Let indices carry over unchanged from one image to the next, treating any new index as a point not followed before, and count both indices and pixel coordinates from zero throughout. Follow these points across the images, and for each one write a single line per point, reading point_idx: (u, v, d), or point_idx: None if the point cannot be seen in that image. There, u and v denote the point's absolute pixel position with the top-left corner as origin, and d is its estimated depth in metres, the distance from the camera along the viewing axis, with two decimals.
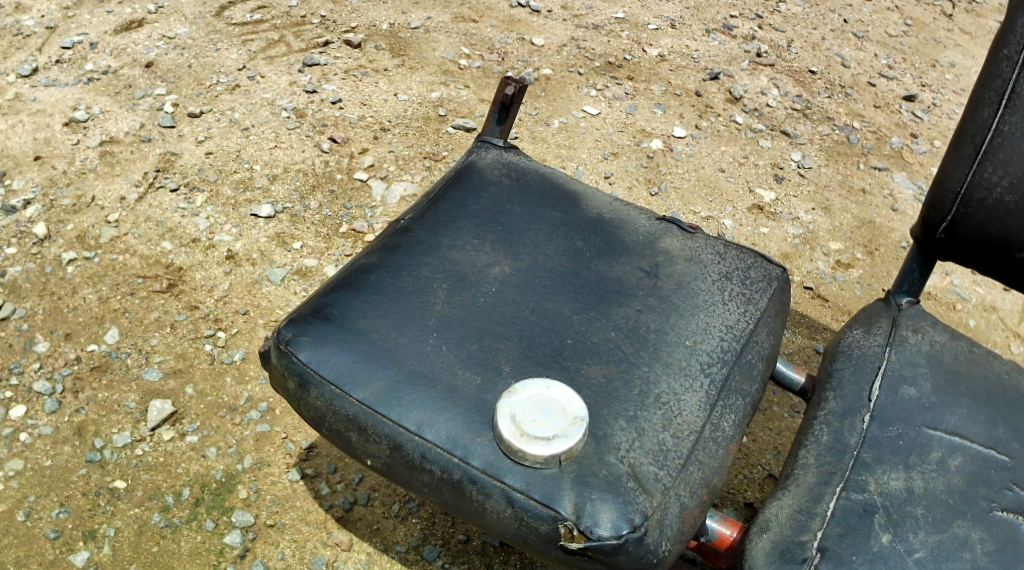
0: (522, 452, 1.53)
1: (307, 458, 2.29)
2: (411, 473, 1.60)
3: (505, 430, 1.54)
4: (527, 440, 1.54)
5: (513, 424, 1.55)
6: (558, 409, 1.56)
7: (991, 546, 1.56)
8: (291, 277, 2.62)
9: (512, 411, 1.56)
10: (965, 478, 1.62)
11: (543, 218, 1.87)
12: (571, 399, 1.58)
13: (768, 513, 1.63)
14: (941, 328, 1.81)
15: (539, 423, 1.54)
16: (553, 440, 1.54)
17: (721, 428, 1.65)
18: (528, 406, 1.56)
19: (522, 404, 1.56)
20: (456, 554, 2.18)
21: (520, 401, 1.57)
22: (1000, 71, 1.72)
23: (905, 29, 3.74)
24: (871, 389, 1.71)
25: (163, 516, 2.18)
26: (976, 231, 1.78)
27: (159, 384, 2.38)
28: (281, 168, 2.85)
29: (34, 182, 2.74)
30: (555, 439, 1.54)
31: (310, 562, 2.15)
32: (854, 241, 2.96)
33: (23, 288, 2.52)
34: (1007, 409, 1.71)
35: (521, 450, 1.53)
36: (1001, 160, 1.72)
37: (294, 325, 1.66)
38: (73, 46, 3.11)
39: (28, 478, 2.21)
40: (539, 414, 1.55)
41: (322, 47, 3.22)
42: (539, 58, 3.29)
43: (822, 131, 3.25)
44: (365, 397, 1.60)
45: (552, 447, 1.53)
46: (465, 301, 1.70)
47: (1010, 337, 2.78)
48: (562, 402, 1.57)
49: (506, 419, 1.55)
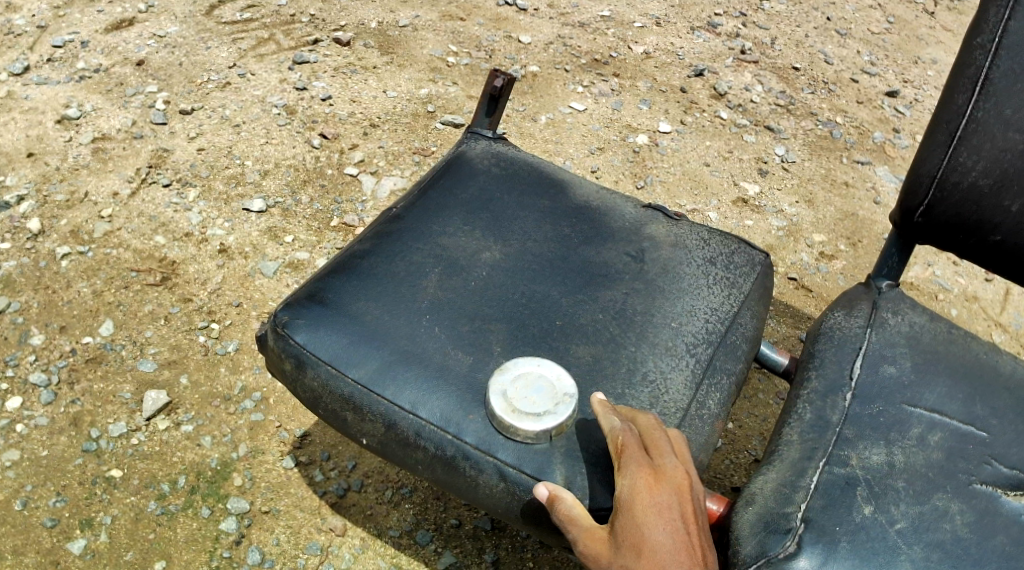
0: (513, 428, 1.58)
1: (301, 446, 2.32)
2: (406, 451, 1.64)
3: (496, 406, 1.59)
4: (518, 416, 1.58)
5: (504, 400, 1.59)
6: (549, 386, 1.60)
7: (970, 517, 1.61)
8: (283, 270, 2.66)
9: (501, 387, 1.60)
10: (943, 452, 1.67)
11: (531, 206, 1.91)
12: (559, 375, 1.62)
13: (754, 487, 1.68)
14: (920, 311, 1.86)
15: (530, 399, 1.59)
16: (545, 416, 1.58)
17: (706, 406, 1.70)
18: (518, 383, 1.60)
19: (511, 380, 1.61)
20: (449, 538, 2.21)
21: (510, 377, 1.61)
22: (974, 59, 1.76)
23: (887, 27, 3.80)
24: (853, 367, 1.76)
25: (160, 504, 2.21)
26: (950, 214, 1.83)
27: (154, 375, 2.41)
28: (272, 164, 2.89)
29: (28, 178, 2.77)
30: (546, 415, 1.58)
31: (305, 547, 2.18)
32: (837, 233, 3.01)
33: (17, 282, 2.55)
34: (985, 386, 1.76)
35: (512, 425, 1.58)
36: (976, 145, 1.77)
37: (290, 308, 1.70)
38: (64, 45, 3.13)
39: (25, 468, 2.24)
40: (529, 391, 1.59)
41: (312, 45, 3.25)
42: (526, 55, 3.34)
43: (806, 126, 3.31)
44: (360, 376, 1.64)
45: (543, 423, 1.58)
46: (456, 285, 1.74)
47: (991, 326, 2.83)
48: (551, 378, 1.61)
49: (496, 395, 1.59)
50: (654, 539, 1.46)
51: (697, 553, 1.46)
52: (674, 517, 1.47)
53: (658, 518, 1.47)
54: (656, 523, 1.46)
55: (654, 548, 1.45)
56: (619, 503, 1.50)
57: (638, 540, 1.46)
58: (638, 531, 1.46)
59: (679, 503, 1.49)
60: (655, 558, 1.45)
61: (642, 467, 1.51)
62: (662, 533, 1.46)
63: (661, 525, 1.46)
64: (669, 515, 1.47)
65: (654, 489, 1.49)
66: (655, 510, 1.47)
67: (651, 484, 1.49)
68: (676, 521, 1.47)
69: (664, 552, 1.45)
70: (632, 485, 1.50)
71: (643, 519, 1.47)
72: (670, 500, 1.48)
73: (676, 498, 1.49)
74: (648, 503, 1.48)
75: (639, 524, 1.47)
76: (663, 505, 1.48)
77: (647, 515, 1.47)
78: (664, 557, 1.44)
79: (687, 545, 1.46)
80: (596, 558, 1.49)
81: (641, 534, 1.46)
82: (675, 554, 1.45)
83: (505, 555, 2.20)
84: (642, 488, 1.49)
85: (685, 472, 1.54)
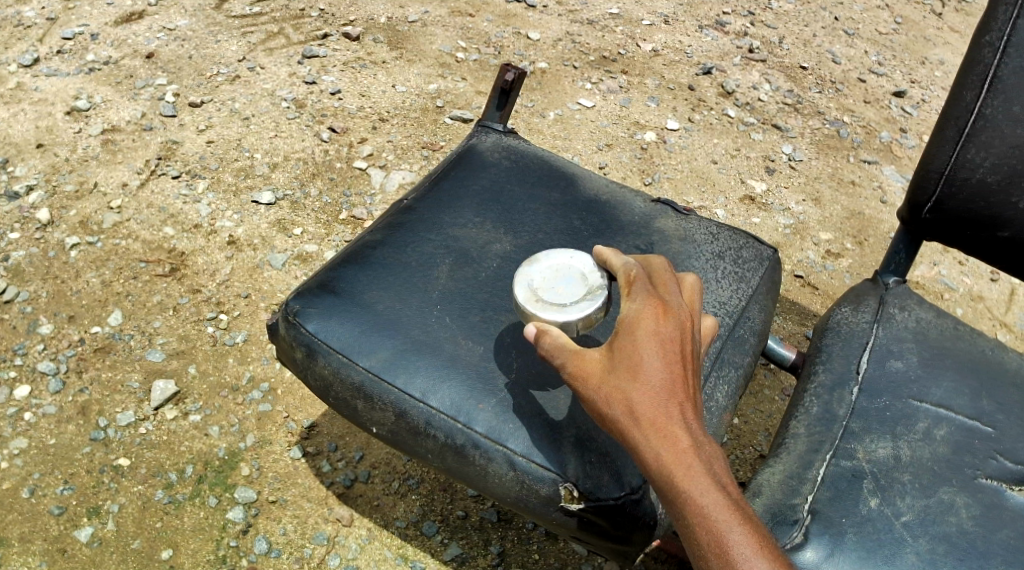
0: (534, 316, 1.56)
1: (308, 437, 2.33)
2: (416, 439, 1.65)
3: (520, 295, 1.58)
4: (541, 306, 1.57)
5: (529, 292, 1.59)
6: (578, 281, 1.60)
7: (976, 510, 1.62)
8: (292, 262, 2.67)
9: (528, 280, 1.60)
10: (950, 446, 1.68)
11: (542, 198, 1.92)
12: (588, 271, 1.61)
13: (760, 479, 1.69)
14: (927, 307, 1.87)
15: (556, 291, 1.58)
16: (568, 306, 1.56)
17: (715, 399, 1.71)
18: (547, 278, 1.60)
19: (540, 274, 1.61)
20: (455, 529, 2.22)
21: (540, 272, 1.61)
22: (982, 56, 1.77)
23: (895, 27, 3.80)
24: (860, 362, 1.77)
25: (167, 493, 2.22)
26: (960, 210, 1.84)
27: (162, 364, 2.42)
28: (281, 156, 2.90)
29: (37, 169, 2.78)
30: (571, 305, 1.56)
31: (311, 537, 2.19)
32: (843, 231, 3.02)
33: (26, 272, 2.56)
34: (992, 382, 1.76)
35: (534, 314, 1.56)
36: (984, 142, 1.78)
37: (302, 298, 1.71)
38: (74, 37, 3.15)
39: (32, 456, 2.25)
40: (557, 285, 1.59)
41: (321, 39, 3.26)
42: (534, 52, 3.35)
43: (813, 125, 3.31)
44: (371, 364, 1.65)
45: (565, 312, 1.55)
46: (467, 277, 1.75)
47: (996, 325, 2.84)
48: (579, 274, 1.60)
49: (522, 286, 1.59)
50: (648, 366, 1.43)
51: (687, 389, 1.44)
52: (674, 349, 1.45)
53: (658, 349, 1.44)
54: (654, 349, 1.44)
55: (646, 377, 1.43)
56: (620, 325, 1.48)
57: (632, 363, 1.44)
58: (634, 357, 1.44)
59: (682, 338, 1.46)
60: (646, 385, 1.42)
61: (651, 298, 1.49)
62: (658, 361, 1.43)
63: (659, 352, 1.44)
64: (669, 345, 1.45)
65: (661, 319, 1.46)
66: (656, 339, 1.44)
67: (658, 315, 1.46)
68: (675, 355, 1.44)
69: (656, 381, 1.42)
70: (636, 310, 1.47)
71: (641, 346, 1.44)
72: (673, 332, 1.46)
73: (679, 331, 1.46)
74: (650, 329, 1.45)
75: (637, 351, 1.44)
76: (665, 335, 1.45)
77: (647, 343, 1.44)
78: (654, 386, 1.42)
79: (681, 377, 1.43)
80: (586, 376, 1.47)
81: (637, 358, 1.44)
82: (667, 385, 1.42)
83: (511, 547, 2.21)
84: (648, 317, 1.46)
85: (694, 313, 1.51)
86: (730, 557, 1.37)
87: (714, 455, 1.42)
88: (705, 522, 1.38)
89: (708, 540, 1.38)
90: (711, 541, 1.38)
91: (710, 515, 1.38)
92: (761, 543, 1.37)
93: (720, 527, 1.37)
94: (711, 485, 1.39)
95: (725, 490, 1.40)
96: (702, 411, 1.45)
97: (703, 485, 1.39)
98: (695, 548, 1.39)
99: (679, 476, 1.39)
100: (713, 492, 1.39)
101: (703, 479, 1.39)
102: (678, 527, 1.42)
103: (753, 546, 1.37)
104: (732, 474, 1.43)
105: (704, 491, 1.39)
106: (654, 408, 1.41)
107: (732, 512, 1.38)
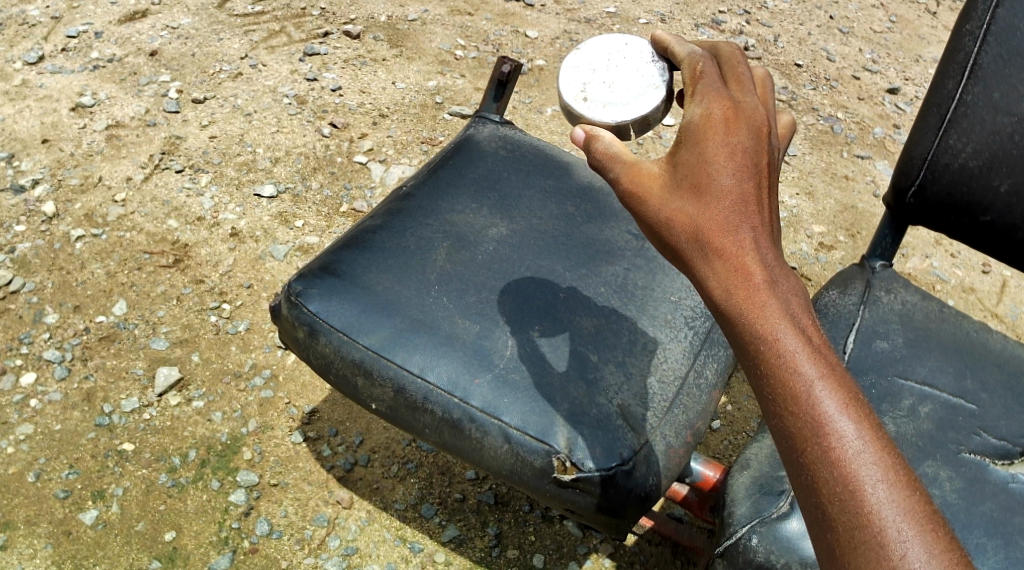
0: (579, 115, 1.62)
1: (309, 422, 2.38)
2: (413, 415, 1.69)
3: (568, 94, 1.64)
4: (589, 105, 1.62)
5: (580, 89, 1.64)
6: (631, 75, 1.63)
7: (959, 483, 1.66)
8: (293, 253, 2.71)
9: (579, 76, 1.66)
10: (933, 422, 1.73)
11: (536, 185, 1.99)
12: (639, 69, 1.64)
13: (749, 453, 1.72)
14: (913, 290, 1.92)
15: (606, 89, 1.63)
16: (617, 105, 1.61)
17: (704, 375, 1.79)
18: (598, 74, 1.65)
19: (592, 70, 1.66)
20: (453, 512, 2.27)
21: (592, 68, 1.66)
22: (963, 45, 1.81)
23: (890, 26, 3.85)
24: (846, 343, 1.81)
25: (170, 476, 2.26)
26: (941, 194, 1.89)
27: (166, 352, 2.47)
28: (283, 151, 2.94)
29: (42, 163, 2.83)
30: (619, 107, 1.61)
31: (311, 519, 2.23)
32: (837, 224, 3.06)
33: (32, 263, 2.61)
34: (974, 361, 1.82)
35: (582, 114, 1.62)
36: (966, 128, 1.82)
37: (303, 279, 1.76)
38: (78, 35, 3.20)
39: (38, 441, 2.30)
40: (608, 82, 1.64)
41: (322, 37, 3.31)
42: (532, 49, 3.40)
43: (807, 121, 3.36)
44: (371, 343, 1.69)
45: (612, 112, 1.61)
46: (464, 259, 1.81)
47: (988, 316, 2.88)
48: (631, 73, 1.64)
49: (571, 84, 1.65)
50: (718, 180, 1.29)
51: (762, 211, 1.30)
52: (747, 161, 1.30)
53: (728, 163, 1.30)
54: (724, 165, 1.29)
55: (716, 192, 1.29)
56: (683, 134, 1.33)
57: (699, 178, 1.30)
58: (702, 172, 1.30)
59: (755, 150, 1.32)
60: (715, 204, 1.29)
61: (722, 101, 1.34)
62: (728, 176, 1.29)
63: (731, 165, 1.30)
64: (741, 158, 1.30)
65: (732, 130, 1.32)
66: (726, 151, 1.30)
67: (729, 123, 1.32)
68: (748, 170, 1.30)
69: (727, 202, 1.29)
70: (703, 117, 1.33)
71: (711, 159, 1.30)
72: (745, 143, 1.31)
73: (753, 141, 1.32)
74: (719, 139, 1.31)
75: (705, 163, 1.30)
76: (737, 146, 1.31)
77: (718, 155, 1.30)
78: (723, 205, 1.29)
79: (755, 194, 1.30)
80: (643, 194, 1.34)
81: (705, 172, 1.30)
82: (739, 204, 1.29)
83: (507, 529, 2.25)
84: (718, 127, 1.32)
85: (767, 117, 1.37)
86: (805, 404, 1.24)
87: (790, 286, 1.28)
88: (778, 364, 1.25)
89: (780, 386, 1.25)
90: (783, 386, 1.25)
91: (785, 356, 1.25)
92: (840, 387, 1.24)
93: (794, 368, 1.24)
94: (785, 319, 1.26)
95: (802, 325, 1.27)
96: (777, 234, 1.32)
97: (779, 321, 1.26)
98: (764, 393, 1.26)
99: (753, 310, 1.26)
100: (788, 330, 1.25)
101: (777, 314, 1.26)
102: (746, 366, 1.28)
103: (831, 393, 1.24)
104: (809, 307, 1.29)
105: (778, 326, 1.25)
106: (724, 232, 1.28)
107: (810, 353, 1.25)
